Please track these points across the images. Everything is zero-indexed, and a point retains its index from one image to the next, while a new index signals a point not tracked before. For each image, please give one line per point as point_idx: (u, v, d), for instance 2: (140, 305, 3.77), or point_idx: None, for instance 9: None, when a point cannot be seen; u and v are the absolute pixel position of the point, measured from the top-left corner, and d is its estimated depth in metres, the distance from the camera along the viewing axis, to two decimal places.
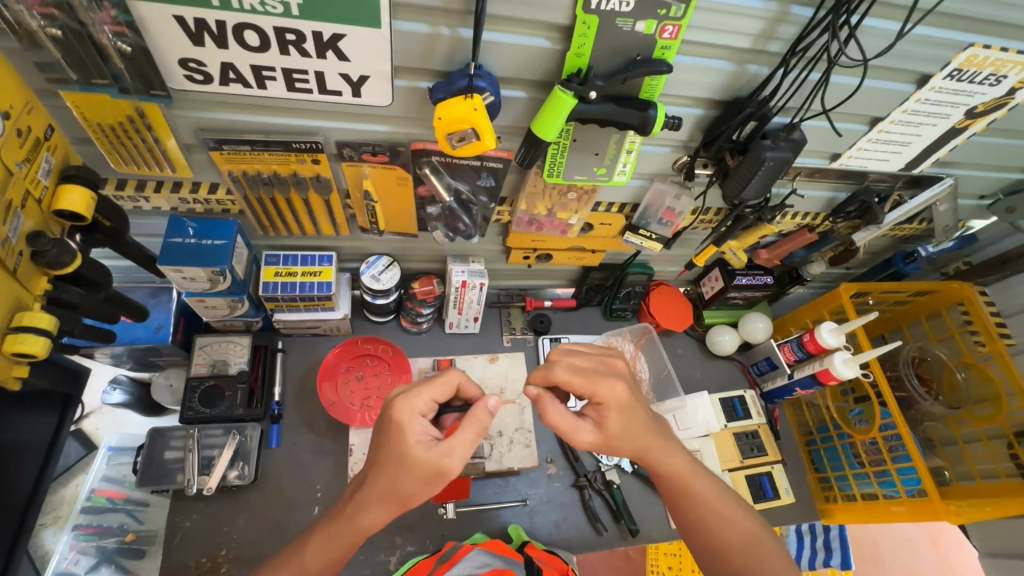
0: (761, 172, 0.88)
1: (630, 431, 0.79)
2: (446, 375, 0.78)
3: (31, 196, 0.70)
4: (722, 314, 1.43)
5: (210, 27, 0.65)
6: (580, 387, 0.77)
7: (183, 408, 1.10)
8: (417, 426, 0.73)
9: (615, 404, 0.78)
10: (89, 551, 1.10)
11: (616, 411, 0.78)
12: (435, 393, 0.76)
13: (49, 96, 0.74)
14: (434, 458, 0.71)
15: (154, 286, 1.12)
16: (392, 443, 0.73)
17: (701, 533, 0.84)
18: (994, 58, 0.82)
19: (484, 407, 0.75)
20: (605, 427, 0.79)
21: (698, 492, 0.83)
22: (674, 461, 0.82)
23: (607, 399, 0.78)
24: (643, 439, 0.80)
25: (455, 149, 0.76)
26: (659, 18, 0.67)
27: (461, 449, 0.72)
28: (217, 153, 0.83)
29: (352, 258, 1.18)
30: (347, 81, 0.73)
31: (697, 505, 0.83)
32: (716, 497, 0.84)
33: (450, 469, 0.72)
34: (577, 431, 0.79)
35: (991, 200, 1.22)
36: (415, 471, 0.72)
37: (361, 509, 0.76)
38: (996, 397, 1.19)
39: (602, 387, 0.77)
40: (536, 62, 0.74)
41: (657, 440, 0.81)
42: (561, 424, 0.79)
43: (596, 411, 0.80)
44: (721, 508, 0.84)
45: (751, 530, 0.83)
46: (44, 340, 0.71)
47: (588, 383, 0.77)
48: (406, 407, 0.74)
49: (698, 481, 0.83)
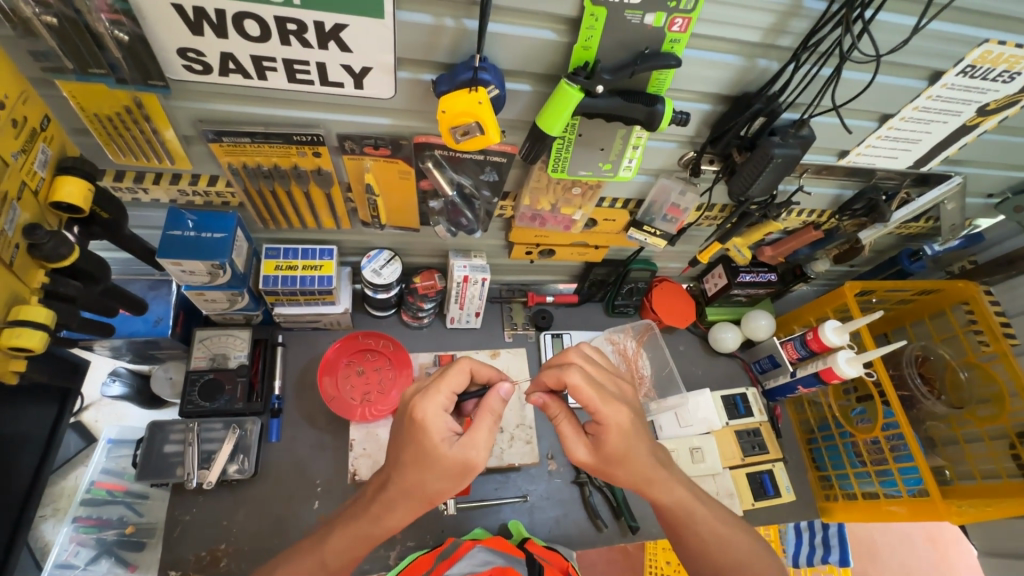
0: (769, 169, 0.86)
1: (628, 457, 0.80)
2: (458, 364, 0.77)
3: (27, 187, 0.69)
4: (724, 312, 1.42)
5: (209, 17, 0.64)
6: (587, 400, 0.78)
7: (184, 402, 1.09)
8: (441, 423, 0.73)
9: (615, 431, 0.78)
10: (89, 543, 1.11)
11: (617, 439, 0.78)
12: (455, 384, 0.75)
13: (43, 85, 0.73)
14: (459, 454, 0.71)
15: (153, 279, 1.11)
16: (417, 443, 0.72)
17: (702, 557, 0.86)
18: (1008, 54, 0.81)
19: (497, 397, 0.77)
20: (604, 448, 0.79)
21: (698, 514, 0.87)
22: (672, 491, 0.85)
23: (607, 423, 0.78)
24: (645, 474, 0.82)
25: (459, 143, 0.75)
26: (669, 10, 0.66)
27: (483, 443, 0.72)
28: (216, 145, 0.81)
29: (352, 253, 1.18)
30: (349, 73, 0.72)
31: (695, 529, 0.86)
32: (715, 520, 0.88)
33: (476, 463, 0.72)
34: (574, 444, 0.81)
35: (998, 199, 1.22)
36: (443, 468, 0.72)
37: (387, 509, 0.76)
38: (999, 397, 1.18)
39: (608, 409, 0.77)
40: (542, 54, 0.72)
41: (660, 475, 0.84)
42: (564, 432, 0.81)
43: (596, 430, 0.80)
44: (720, 529, 0.87)
45: (750, 546, 0.87)
46: (41, 334, 0.70)
47: (598, 399, 0.77)
48: (428, 405, 0.73)
49: (698, 506, 0.87)
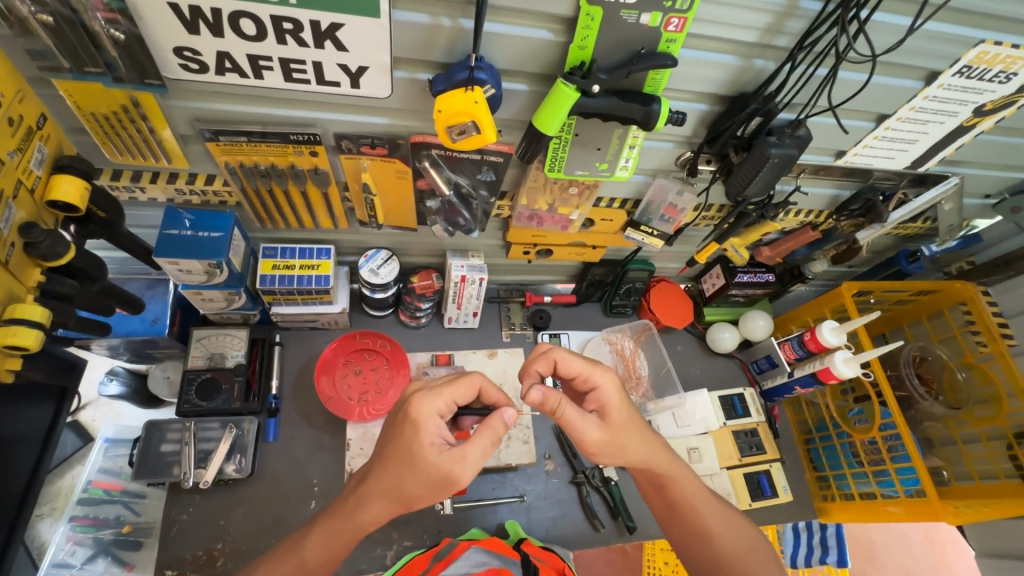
0: (765, 169, 0.86)
1: (632, 424, 0.83)
2: (468, 378, 0.77)
3: (24, 185, 0.69)
4: (722, 312, 1.42)
5: (205, 15, 0.64)
6: (581, 369, 0.82)
7: (180, 401, 1.09)
8: (434, 427, 0.73)
9: (612, 391, 0.83)
10: (85, 542, 1.10)
11: (615, 400, 0.83)
12: (457, 394, 0.75)
13: (41, 84, 0.73)
14: (444, 464, 0.71)
15: (150, 278, 1.11)
16: (405, 441, 0.72)
17: (705, 544, 0.86)
18: (1004, 54, 0.81)
19: (500, 419, 0.75)
20: (610, 417, 0.82)
21: (703, 497, 0.89)
22: (680, 472, 0.88)
23: (601, 386, 0.82)
24: (650, 450, 0.85)
25: (455, 143, 0.75)
26: (664, 10, 0.66)
27: (472, 460, 0.72)
28: (213, 144, 0.81)
29: (350, 252, 1.18)
30: (345, 72, 0.72)
31: (700, 514, 0.87)
32: (718, 507, 0.89)
33: (459, 478, 0.71)
34: (585, 424, 0.80)
35: (996, 200, 1.22)
36: (426, 475, 0.72)
37: (361, 505, 0.77)
38: (997, 398, 1.18)
39: (599, 371, 0.83)
40: (538, 53, 0.72)
41: (662, 450, 0.87)
42: (570, 417, 0.78)
43: (596, 403, 0.84)
44: (722, 515, 0.88)
45: (750, 537, 0.88)
46: (37, 332, 0.70)
47: (587, 363, 0.82)
48: (425, 406, 0.73)
49: (701, 492, 0.89)
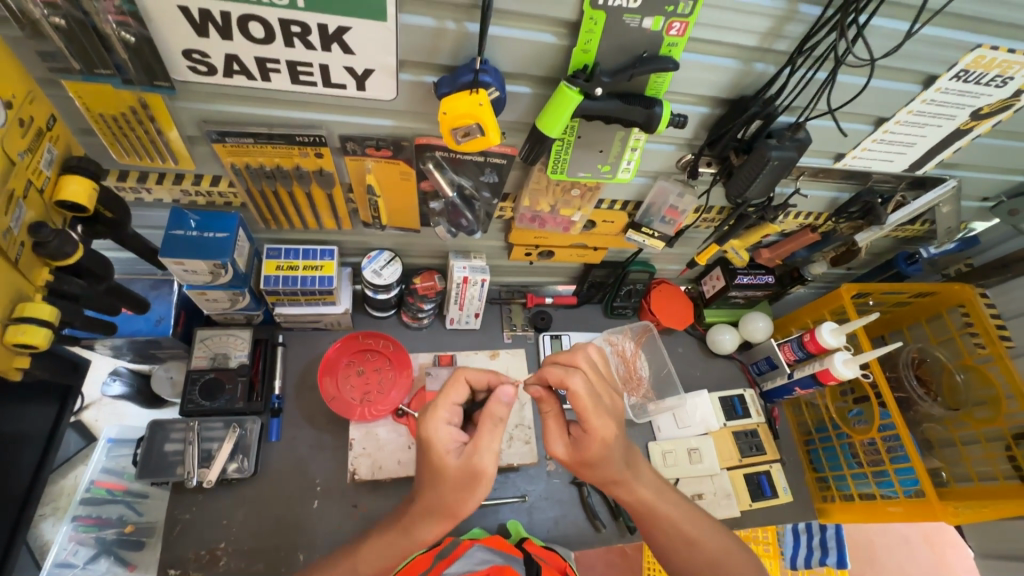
0: (766, 172, 0.87)
1: (605, 462, 0.80)
2: (454, 377, 0.78)
3: (33, 186, 0.70)
4: (722, 314, 1.43)
5: (215, 19, 0.65)
6: (581, 408, 0.76)
7: (184, 401, 1.10)
8: (444, 435, 0.74)
9: (599, 442, 0.77)
10: (88, 542, 1.11)
11: (599, 446, 0.78)
12: (452, 397, 0.76)
13: (51, 86, 0.74)
14: (464, 464, 0.71)
15: (155, 278, 1.11)
16: (427, 460, 0.74)
17: (673, 552, 0.88)
18: (1001, 59, 0.82)
19: (497, 401, 0.72)
20: (584, 451, 0.79)
21: (674, 514, 0.87)
22: (647, 491, 0.86)
23: (593, 432, 0.77)
24: (617, 479, 0.83)
25: (460, 144, 0.76)
26: (667, 14, 0.67)
27: (489, 448, 0.71)
28: (220, 146, 0.82)
29: (353, 253, 1.19)
30: (351, 75, 0.73)
31: (668, 530, 0.87)
32: (689, 518, 0.89)
33: (484, 470, 0.71)
34: (553, 440, 0.81)
35: (993, 203, 1.23)
36: (453, 481, 0.72)
37: (415, 524, 0.78)
38: (995, 400, 1.19)
39: (596, 423, 0.76)
40: (542, 57, 0.74)
41: (634, 481, 0.84)
42: (549, 428, 0.81)
43: (580, 433, 0.79)
44: (692, 529, 0.89)
45: (722, 542, 0.90)
46: (44, 330, 0.70)
47: (589, 411, 0.75)
48: (429, 423, 0.75)
49: (672, 507, 0.88)
